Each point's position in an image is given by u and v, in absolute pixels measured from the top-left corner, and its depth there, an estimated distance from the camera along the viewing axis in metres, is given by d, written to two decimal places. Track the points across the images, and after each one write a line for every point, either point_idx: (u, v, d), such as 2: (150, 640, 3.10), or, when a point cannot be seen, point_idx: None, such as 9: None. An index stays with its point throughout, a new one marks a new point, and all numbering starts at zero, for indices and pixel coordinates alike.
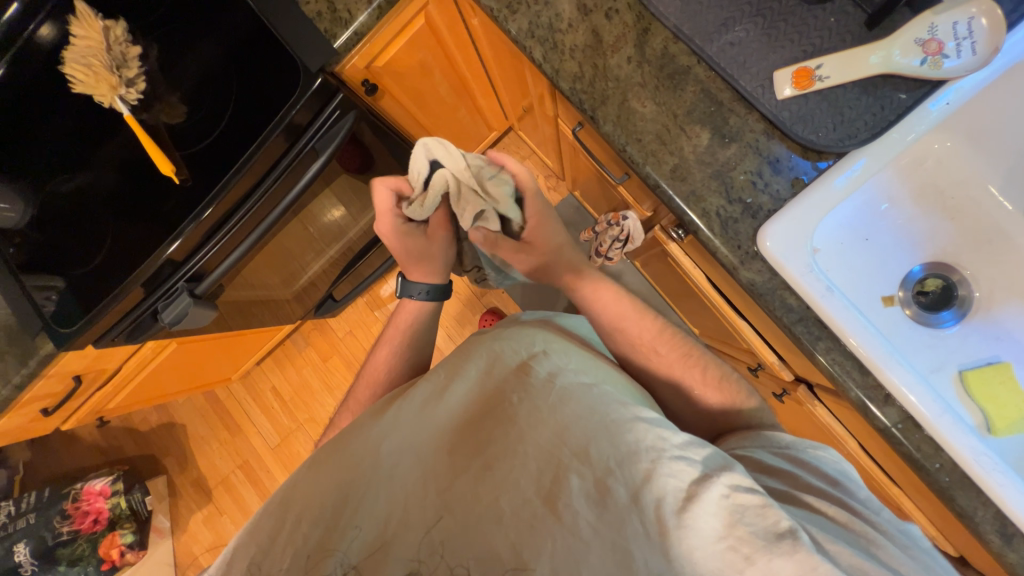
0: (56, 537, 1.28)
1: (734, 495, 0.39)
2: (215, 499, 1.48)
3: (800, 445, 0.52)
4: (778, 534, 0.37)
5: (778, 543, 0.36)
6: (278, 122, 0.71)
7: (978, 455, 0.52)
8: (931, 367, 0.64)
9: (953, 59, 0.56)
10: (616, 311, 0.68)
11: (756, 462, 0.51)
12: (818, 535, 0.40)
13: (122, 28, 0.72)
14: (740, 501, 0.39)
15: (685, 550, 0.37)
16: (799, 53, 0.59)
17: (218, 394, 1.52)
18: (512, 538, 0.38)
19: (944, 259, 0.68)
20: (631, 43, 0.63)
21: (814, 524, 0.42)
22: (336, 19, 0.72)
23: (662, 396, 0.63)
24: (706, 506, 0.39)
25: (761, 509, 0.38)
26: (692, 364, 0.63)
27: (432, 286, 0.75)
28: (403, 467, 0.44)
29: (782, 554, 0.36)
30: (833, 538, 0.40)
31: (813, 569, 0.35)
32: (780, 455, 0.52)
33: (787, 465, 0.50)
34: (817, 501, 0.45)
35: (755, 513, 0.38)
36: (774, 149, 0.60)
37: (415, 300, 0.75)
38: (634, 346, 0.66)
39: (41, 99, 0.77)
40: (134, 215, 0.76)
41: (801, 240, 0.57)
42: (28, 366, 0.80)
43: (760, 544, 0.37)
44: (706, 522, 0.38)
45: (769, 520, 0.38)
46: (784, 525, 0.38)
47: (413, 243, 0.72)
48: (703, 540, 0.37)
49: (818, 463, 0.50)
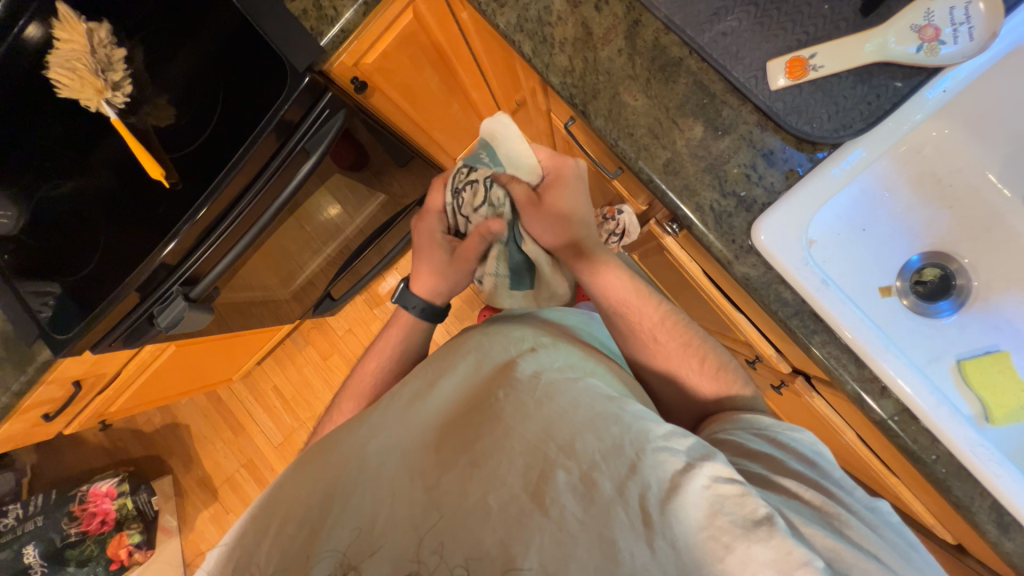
0: (63, 539, 1.28)
1: (714, 485, 0.38)
2: (221, 498, 1.49)
3: (777, 427, 0.53)
4: (755, 521, 0.36)
5: (756, 530, 0.36)
6: (268, 121, 0.70)
7: (974, 445, 0.52)
8: (927, 358, 0.64)
9: (950, 46, 0.55)
10: (627, 296, 0.64)
11: (737, 446, 0.51)
12: (795, 520, 0.40)
13: (106, 30, 0.71)
14: (720, 491, 0.38)
15: (671, 540, 0.36)
16: (792, 42, 0.58)
17: (220, 395, 1.53)
18: (501, 535, 0.36)
19: (940, 247, 0.67)
20: (621, 35, 0.62)
21: (793, 510, 0.42)
22: (323, 16, 0.71)
23: (675, 412, 0.63)
24: (687, 495, 0.38)
25: (739, 498, 0.38)
26: (699, 359, 0.62)
27: (427, 303, 0.71)
28: (388, 466, 0.43)
29: (760, 540, 0.36)
30: (810, 523, 0.40)
31: (789, 553, 0.35)
32: (761, 436, 0.52)
33: (768, 448, 0.50)
34: (797, 486, 0.45)
35: (734, 502, 0.38)
36: (768, 141, 0.59)
37: (409, 314, 0.71)
38: (658, 348, 0.63)
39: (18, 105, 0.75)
40: (125, 219, 0.76)
41: (796, 233, 0.56)
42: (25, 374, 0.81)
43: (738, 533, 0.36)
44: (687, 511, 0.37)
45: (747, 508, 0.37)
46: (762, 512, 0.37)
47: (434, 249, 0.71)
48: (683, 529, 0.37)
49: (796, 444, 0.50)
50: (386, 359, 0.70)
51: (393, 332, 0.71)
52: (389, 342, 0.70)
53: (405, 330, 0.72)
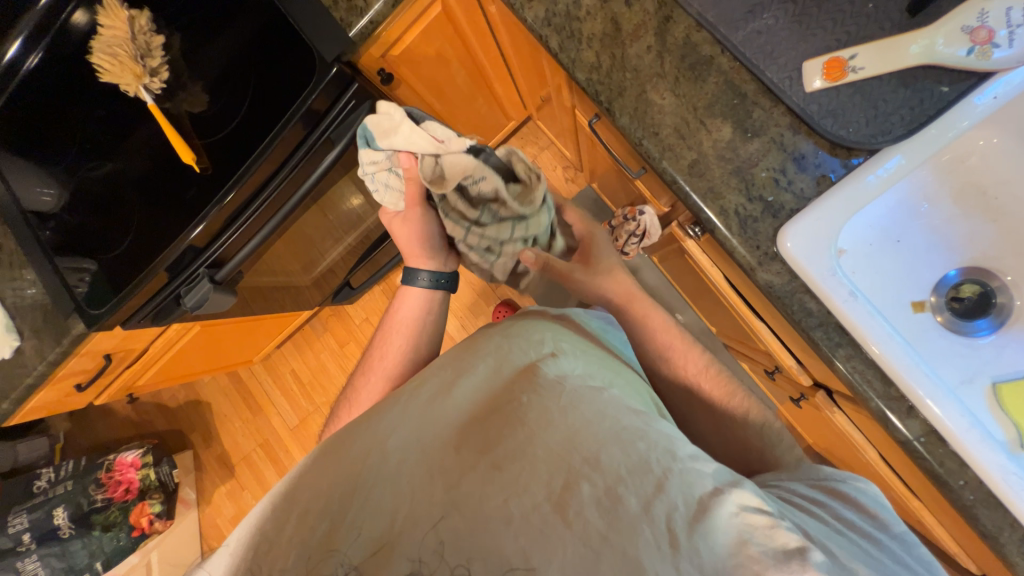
0: (91, 503, 1.32)
1: (742, 514, 0.37)
2: (237, 475, 1.54)
3: (837, 476, 0.50)
4: (787, 554, 0.35)
5: (788, 563, 0.34)
6: (296, 110, 0.72)
7: (1007, 473, 0.50)
8: (960, 379, 0.60)
9: (1003, 49, 0.52)
10: None
11: (787, 489, 0.48)
12: (838, 554, 0.38)
13: (146, 18, 0.74)
14: (750, 520, 0.37)
15: (698, 565, 0.35)
16: (832, 42, 0.56)
17: (240, 375, 1.58)
18: (522, 543, 0.37)
19: (982, 263, 0.64)
20: (651, 32, 0.60)
21: (836, 542, 0.40)
22: (353, 7, 0.72)
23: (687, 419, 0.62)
24: (716, 521, 0.37)
25: (768, 530, 0.37)
26: None
27: (434, 274, 0.74)
28: (408, 463, 0.43)
29: (793, 574, 0.34)
30: (855, 560, 0.38)
31: None
32: (817, 486, 0.49)
33: (823, 496, 0.47)
34: (844, 525, 0.43)
35: (764, 533, 0.36)
36: (800, 145, 0.57)
37: (417, 288, 0.73)
38: None
39: (57, 80, 0.78)
40: (157, 201, 0.78)
41: (824, 242, 0.54)
42: (61, 345, 0.85)
43: (769, 564, 0.35)
44: (716, 537, 0.36)
45: (778, 541, 0.36)
46: (794, 545, 0.36)
47: (427, 229, 0.71)
48: (712, 555, 0.36)
49: (858, 495, 0.47)
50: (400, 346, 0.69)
51: (407, 323, 0.72)
52: (398, 334, 0.71)
53: (411, 319, 0.72)
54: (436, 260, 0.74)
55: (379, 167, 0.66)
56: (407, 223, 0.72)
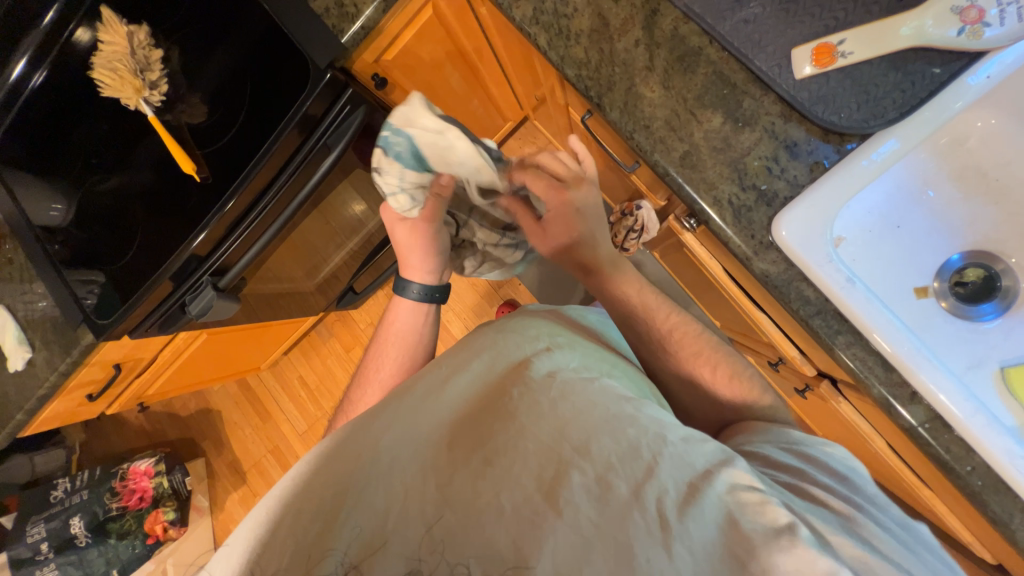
0: (106, 512, 1.37)
1: (736, 492, 0.38)
2: (249, 481, 1.56)
3: (808, 441, 0.50)
4: (777, 530, 0.35)
5: (777, 538, 0.35)
6: (292, 116, 0.73)
7: (1015, 457, 0.49)
8: (967, 365, 0.59)
9: (994, 28, 0.52)
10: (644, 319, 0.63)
11: (764, 458, 0.49)
12: (820, 527, 0.37)
13: (144, 33, 0.75)
14: (740, 498, 0.38)
15: (689, 545, 0.35)
16: (820, 28, 0.56)
17: (249, 383, 1.60)
18: (513, 535, 0.36)
19: (986, 247, 0.63)
20: (639, 25, 0.60)
21: (816, 515, 0.39)
22: (343, 14, 0.73)
23: (688, 412, 0.62)
24: (707, 500, 0.37)
25: (760, 505, 0.37)
26: (720, 379, 0.60)
27: (426, 286, 0.74)
28: (401, 463, 0.43)
29: (782, 549, 0.34)
30: (835, 532, 0.37)
31: (813, 563, 0.33)
32: (787, 449, 0.50)
33: (792, 460, 0.48)
34: (823, 494, 0.43)
35: (755, 509, 0.37)
36: (792, 133, 0.56)
37: (409, 299, 0.73)
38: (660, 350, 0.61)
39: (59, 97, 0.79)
40: (161, 212, 0.80)
41: (820, 229, 0.54)
42: (71, 356, 0.87)
43: (759, 540, 0.35)
44: (706, 517, 0.36)
45: (768, 517, 0.36)
46: (783, 521, 0.36)
47: (434, 246, 0.72)
48: (702, 535, 0.36)
49: (827, 459, 0.48)
50: (400, 349, 0.70)
51: (407, 325, 0.72)
52: (397, 337, 0.71)
53: (407, 325, 0.72)
54: (430, 274, 0.74)
55: (417, 183, 0.66)
56: (414, 235, 0.71)
